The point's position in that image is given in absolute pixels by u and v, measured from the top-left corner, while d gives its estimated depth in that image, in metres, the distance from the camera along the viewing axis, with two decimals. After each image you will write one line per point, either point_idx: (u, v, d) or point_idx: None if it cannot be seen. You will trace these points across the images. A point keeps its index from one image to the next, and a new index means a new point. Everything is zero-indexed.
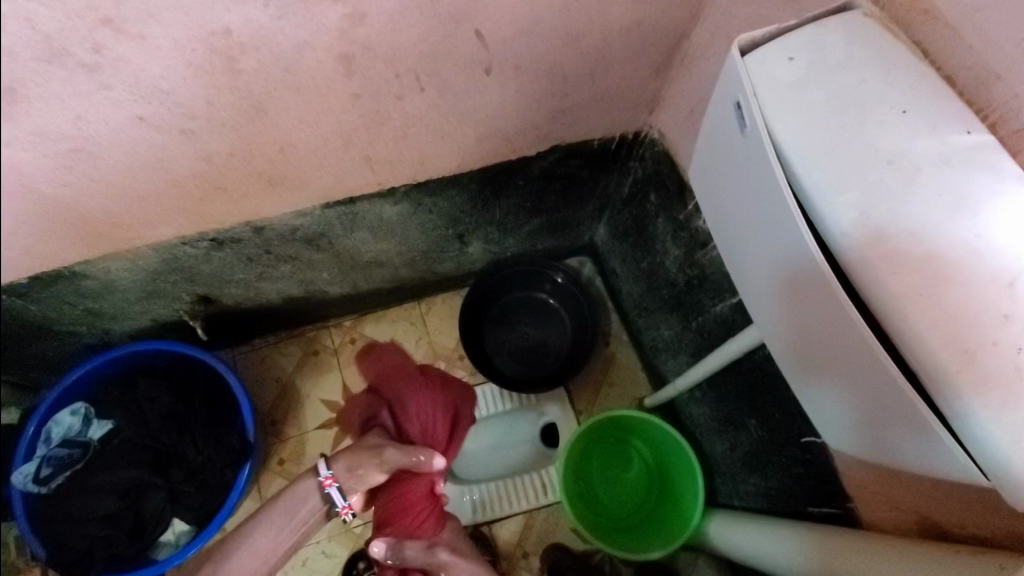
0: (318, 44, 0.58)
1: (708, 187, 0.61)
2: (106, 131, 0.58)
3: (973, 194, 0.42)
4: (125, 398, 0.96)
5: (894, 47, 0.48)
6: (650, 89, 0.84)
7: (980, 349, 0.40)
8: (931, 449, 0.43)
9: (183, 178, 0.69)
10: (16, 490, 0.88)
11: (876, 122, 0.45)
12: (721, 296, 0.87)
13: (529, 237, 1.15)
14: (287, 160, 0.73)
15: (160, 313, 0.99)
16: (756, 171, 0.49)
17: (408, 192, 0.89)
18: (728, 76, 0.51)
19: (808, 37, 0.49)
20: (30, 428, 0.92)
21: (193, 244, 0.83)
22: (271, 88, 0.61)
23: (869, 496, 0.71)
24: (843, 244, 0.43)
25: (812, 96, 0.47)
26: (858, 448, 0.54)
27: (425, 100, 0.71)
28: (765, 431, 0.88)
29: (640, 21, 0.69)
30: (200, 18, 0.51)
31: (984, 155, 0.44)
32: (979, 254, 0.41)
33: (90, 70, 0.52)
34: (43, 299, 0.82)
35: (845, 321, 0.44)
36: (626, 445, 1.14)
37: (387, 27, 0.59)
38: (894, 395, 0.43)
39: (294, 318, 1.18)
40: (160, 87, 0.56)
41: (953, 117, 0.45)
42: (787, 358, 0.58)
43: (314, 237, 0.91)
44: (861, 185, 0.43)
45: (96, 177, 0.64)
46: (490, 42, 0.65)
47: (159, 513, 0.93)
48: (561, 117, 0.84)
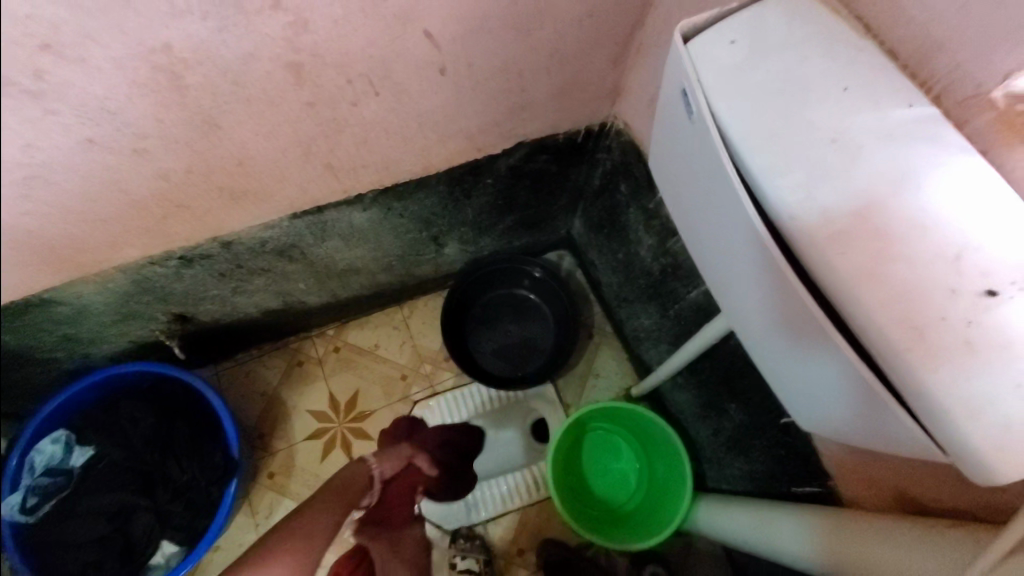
0: (264, 55, 0.57)
1: (665, 174, 0.61)
2: (57, 157, 0.57)
3: (916, 168, 0.43)
4: (108, 421, 0.95)
5: (834, 25, 0.48)
6: (610, 79, 0.83)
7: (929, 324, 0.40)
8: (890, 426, 0.43)
9: (144, 199, 0.69)
10: (4, 522, 0.87)
11: (819, 101, 0.45)
12: (696, 283, 0.88)
13: (505, 234, 1.15)
14: (248, 172, 0.72)
15: (137, 335, 0.97)
16: (706, 157, 0.49)
17: (377, 197, 0.88)
18: (672, 62, 0.50)
19: (749, 19, 0.49)
20: (14, 459, 0.91)
21: (162, 263, 0.82)
22: (221, 102, 0.60)
23: (850, 474, 0.72)
24: (792, 226, 0.43)
25: (755, 79, 0.46)
26: (828, 428, 0.54)
27: (381, 104, 0.70)
28: (747, 414, 0.89)
29: (593, 11, 0.69)
30: (139, 36, 0.50)
31: (927, 127, 0.44)
32: (923, 228, 0.41)
33: (33, 97, 0.51)
34: (14, 329, 0.80)
35: (801, 307, 0.44)
36: (614, 436, 1.15)
37: (333, 33, 0.58)
38: (853, 376, 0.43)
39: (275, 330, 1.17)
40: (106, 109, 0.55)
41: (892, 94, 0.45)
42: (754, 343, 0.58)
43: (285, 248, 0.90)
44: (805, 166, 0.44)
45: (52, 204, 0.62)
46: (441, 43, 0.65)
47: (147, 535, 0.92)
48: (524, 113, 0.83)
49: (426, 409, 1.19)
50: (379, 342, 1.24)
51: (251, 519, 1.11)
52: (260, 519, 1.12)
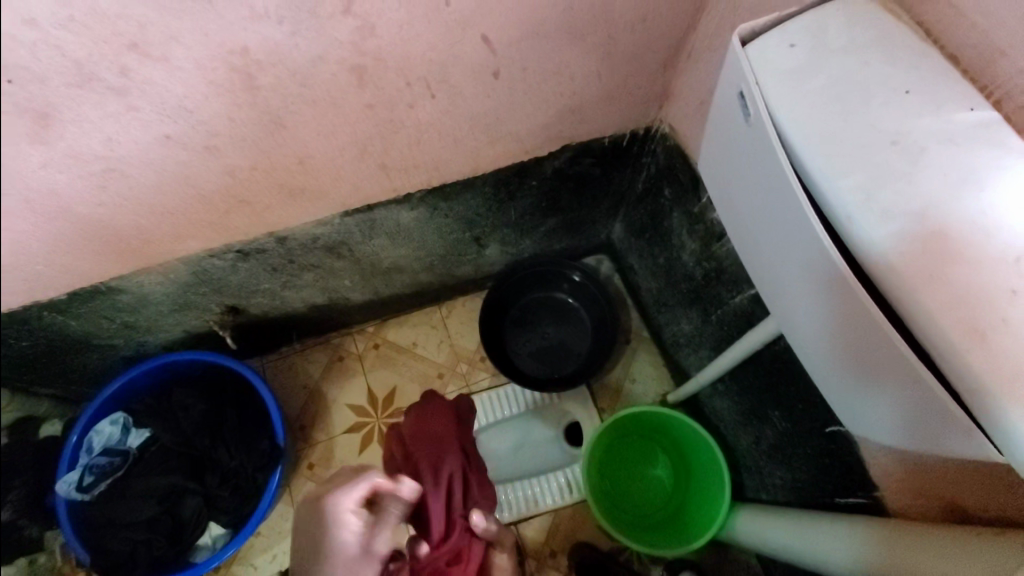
0: (331, 58, 0.60)
1: (717, 178, 0.61)
2: (136, 151, 0.61)
3: (977, 171, 0.42)
4: (159, 407, 1.01)
5: (897, 29, 0.48)
6: (659, 84, 0.84)
7: (991, 327, 0.39)
8: (950, 430, 0.43)
9: (210, 193, 0.72)
10: (61, 498, 0.90)
11: (878, 104, 0.45)
12: (739, 288, 0.88)
13: (545, 237, 1.16)
14: (307, 170, 0.75)
15: (191, 324, 1.02)
16: (762, 159, 0.49)
17: (424, 197, 0.91)
18: (730, 65, 0.51)
19: (807, 24, 0.49)
20: (74, 437, 0.94)
21: (220, 256, 0.86)
22: (288, 102, 0.64)
23: (897, 484, 0.71)
24: (852, 226, 0.43)
25: (813, 82, 0.47)
26: (879, 433, 0.54)
27: (436, 106, 0.73)
28: (790, 422, 0.88)
29: (646, 16, 0.70)
30: (219, 38, 0.53)
31: (988, 131, 0.44)
32: (984, 230, 0.41)
33: (119, 93, 0.54)
34: (82, 315, 0.85)
35: (859, 309, 0.44)
36: (649, 441, 1.15)
37: (396, 37, 0.61)
38: (910, 380, 0.43)
39: (319, 325, 1.21)
40: (184, 106, 0.59)
41: (955, 96, 0.45)
42: (805, 347, 0.58)
43: (334, 245, 0.94)
44: (865, 167, 0.44)
45: (128, 197, 0.67)
46: (497, 47, 0.67)
47: (196, 517, 0.98)
48: (572, 116, 0.85)
49: None
50: (418, 340, 1.27)
51: (291, 507, 1.15)
52: (299, 508, 1.15)
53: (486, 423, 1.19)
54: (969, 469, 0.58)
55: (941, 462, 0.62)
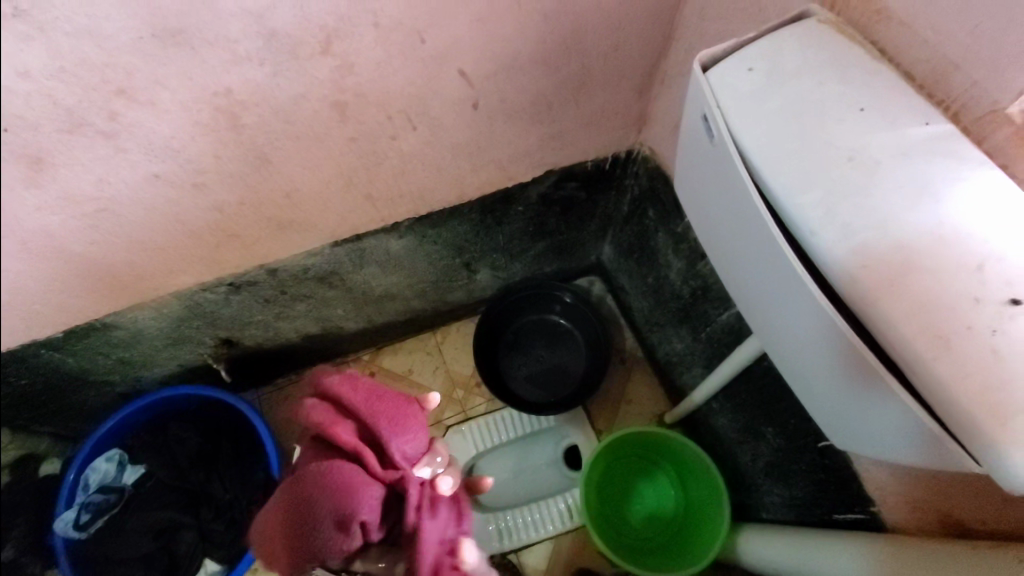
0: (313, 96, 0.62)
1: (689, 198, 0.62)
2: (126, 191, 0.63)
3: (934, 183, 0.44)
4: (156, 441, 1.01)
5: (851, 49, 0.50)
6: (636, 108, 0.86)
7: (954, 334, 0.40)
8: (927, 437, 0.43)
9: (199, 228, 0.74)
10: (60, 537, 0.91)
11: (836, 122, 0.47)
12: (726, 305, 0.88)
13: (536, 260, 1.17)
14: (293, 203, 0.77)
15: (185, 358, 1.03)
16: (729, 180, 0.51)
17: (412, 226, 0.92)
18: (693, 90, 0.52)
19: (765, 48, 0.51)
20: (72, 474, 0.94)
21: (212, 289, 0.87)
22: (273, 139, 0.66)
23: (893, 499, 0.70)
24: (815, 241, 0.44)
25: (772, 103, 0.48)
26: (865, 447, 0.54)
27: (418, 138, 0.75)
28: (785, 438, 0.87)
29: (618, 44, 0.72)
30: (202, 81, 0.56)
31: (943, 143, 0.45)
32: (944, 240, 0.42)
33: (108, 137, 0.57)
34: (77, 352, 0.86)
35: (829, 324, 0.45)
36: (647, 462, 1.13)
37: (375, 74, 0.63)
38: (887, 394, 0.43)
39: (313, 355, 1.21)
40: (171, 146, 0.61)
41: (909, 112, 0.46)
42: (786, 362, 0.58)
43: (325, 275, 0.95)
44: (825, 183, 0.45)
45: (119, 235, 0.68)
46: (474, 79, 0.69)
47: (191, 553, 0.96)
48: (553, 142, 0.87)
49: (457, 434, 1.20)
50: (413, 368, 1.27)
51: None
52: None
53: (483, 449, 1.19)
54: (960, 480, 0.58)
55: (933, 474, 0.62)
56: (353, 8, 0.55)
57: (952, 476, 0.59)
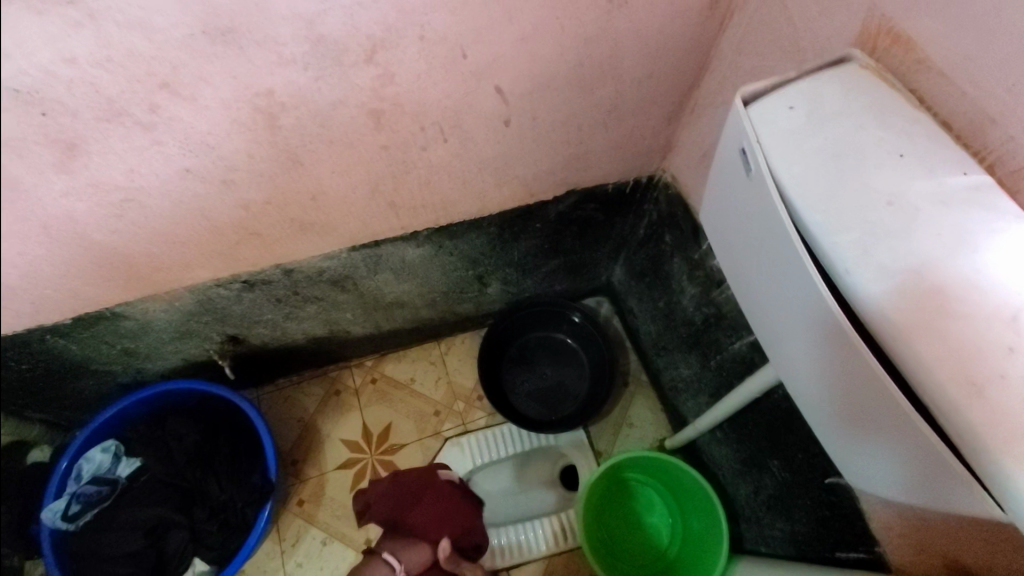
0: (351, 102, 0.63)
1: (716, 228, 0.63)
2: (156, 182, 0.63)
3: (970, 232, 0.44)
4: (153, 435, 0.99)
5: (891, 96, 0.51)
6: (662, 135, 0.88)
7: (985, 381, 0.40)
8: (951, 481, 0.43)
9: (222, 225, 0.74)
10: (46, 527, 0.90)
11: (874, 166, 0.47)
12: (738, 334, 0.89)
13: (548, 277, 1.18)
14: (319, 206, 0.77)
15: (192, 353, 1.02)
16: (763, 214, 0.51)
17: (431, 235, 0.92)
18: (732, 123, 0.53)
19: (805, 88, 0.52)
20: (64, 463, 0.94)
21: (227, 286, 0.87)
22: (307, 142, 0.66)
23: (899, 539, 0.70)
24: (850, 280, 0.45)
25: (812, 143, 0.49)
26: (880, 487, 0.54)
27: (448, 149, 0.75)
28: (790, 472, 0.87)
29: (651, 73, 0.74)
30: (246, 81, 0.56)
31: (978, 194, 0.46)
32: (978, 288, 0.43)
33: (146, 128, 0.57)
34: (84, 340, 0.86)
35: (857, 362, 0.45)
36: (646, 488, 1.13)
37: (415, 85, 0.63)
38: (915, 438, 0.43)
39: (318, 357, 1.21)
40: (207, 142, 0.61)
41: (946, 161, 0.47)
42: (805, 396, 0.58)
43: (339, 278, 0.95)
44: (861, 224, 0.46)
45: (142, 225, 0.68)
46: (509, 97, 0.70)
47: (181, 552, 0.95)
48: (577, 162, 0.87)
49: (456, 446, 1.19)
50: (415, 376, 1.26)
51: (277, 546, 1.12)
52: (286, 546, 1.12)
53: (479, 464, 1.18)
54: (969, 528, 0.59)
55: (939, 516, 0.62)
56: (401, 19, 0.55)
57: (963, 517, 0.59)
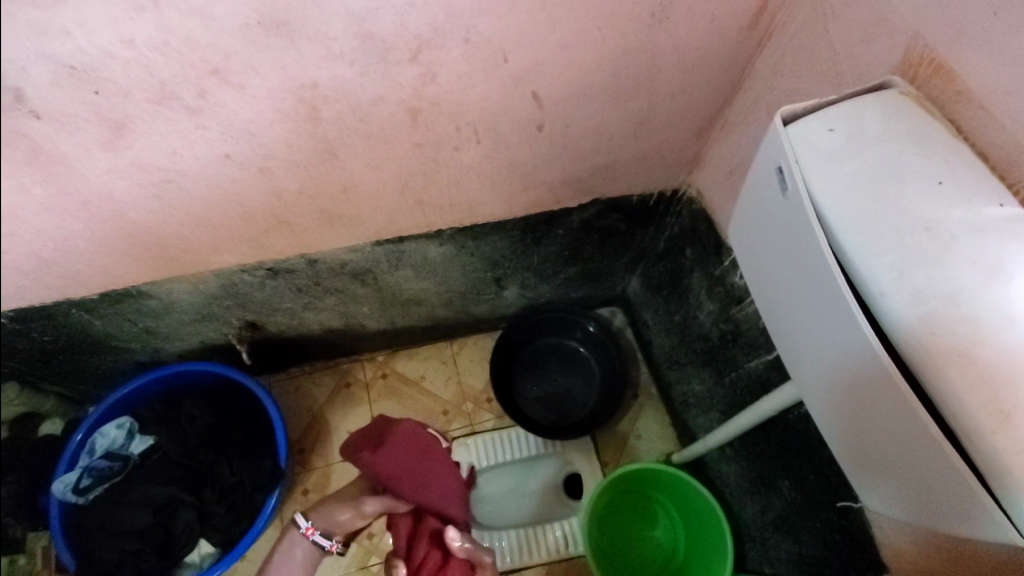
0: (391, 99, 0.64)
1: (744, 245, 0.64)
2: (196, 166, 0.65)
3: (1005, 262, 0.45)
4: (167, 415, 1.01)
5: (930, 123, 0.51)
6: (691, 149, 0.88)
7: (1015, 410, 0.40)
8: (971, 506, 0.43)
9: (254, 211, 0.75)
10: (55, 498, 0.92)
11: (912, 191, 0.48)
12: (755, 353, 0.89)
13: (564, 285, 1.18)
14: (349, 199, 0.79)
15: (210, 336, 1.04)
16: (797, 232, 0.52)
17: (454, 235, 0.93)
18: (770, 141, 0.54)
19: (845, 110, 0.52)
20: (79, 435, 0.96)
21: (252, 272, 0.88)
22: (344, 135, 0.67)
23: (910, 568, 0.70)
24: (884, 303, 0.45)
25: (850, 165, 0.50)
26: (897, 510, 0.54)
27: (480, 151, 0.76)
28: (800, 493, 0.87)
29: (685, 88, 0.75)
30: (294, 73, 0.57)
31: (1015, 225, 0.46)
32: (1013, 318, 0.43)
33: (192, 112, 0.58)
34: (108, 316, 0.87)
35: (885, 384, 0.45)
36: (649, 500, 1.13)
37: (454, 86, 0.65)
38: (941, 464, 0.44)
39: (332, 349, 1.22)
40: (249, 130, 0.62)
41: (985, 191, 0.47)
42: (826, 417, 0.58)
43: (361, 272, 0.96)
44: (897, 249, 0.46)
45: (177, 207, 0.69)
46: (544, 103, 0.71)
47: (188, 532, 0.96)
48: (605, 172, 0.88)
49: (462, 446, 1.20)
50: (426, 375, 1.27)
51: (280, 532, 1.13)
52: None
53: (484, 466, 1.19)
54: (984, 560, 0.59)
55: (956, 546, 0.62)
56: (448, 20, 0.57)
57: (976, 546, 0.59)
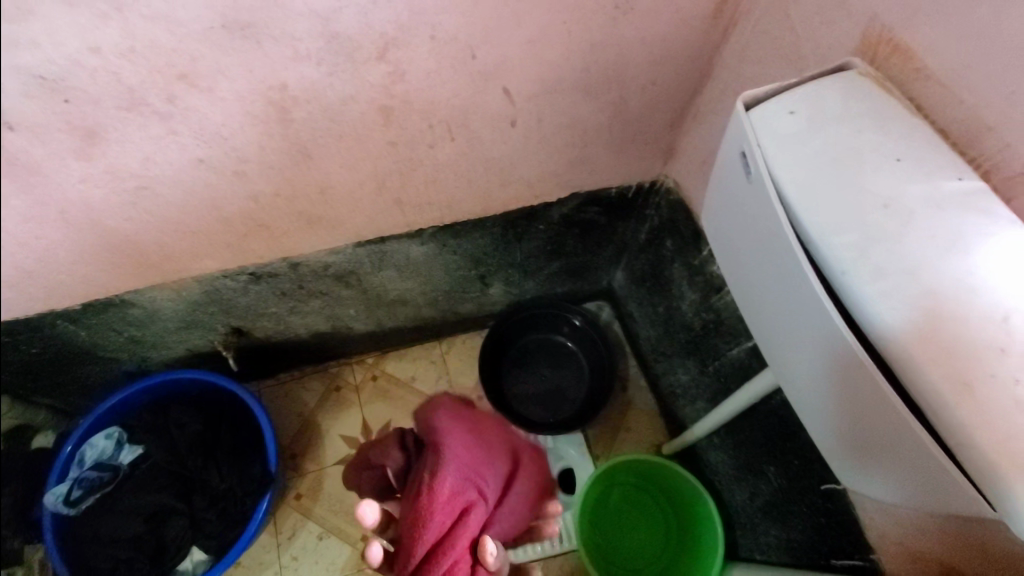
0: (362, 98, 0.64)
1: (717, 230, 0.64)
2: (171, 172, 0.65)
3: (964, 235, 0.45)
4: (156, 423, 1.01)
5: (889, 102, 0.52)
6: (665, 140, 0.89)
7: (978, 380, 0.41)
8: (938, 476, 0.44)
9: (232, 216, 0.75)
10: (48, 511, 0.90)
11: (872, 169, 0.49)
12: (737, 340, 0.90)
13: (549, 280, 1.19)
14: (327, 201, 0.79)
15: (196, 343, 1.03)
16: (762, 216, 0.52)
17: (435, 234, 0.94)
18: (734, 126, 0.55)
19: (806, 93, 0.53)
20: (69, 446, 0.96)
21: (234, 277, 0.88)
22: (317, 136, 0.67)
23: (895, 546, 0.71)
24: (847, 281, 0.46)
25: (811, 146, 0.50)
26: (874, 485, 0.55)
27: (454, 149, 0.77)
28: (786, 478, 0.88)
29: (655, 79, 0.75)
30: (262, 75, 0.58)
31: (973, 199, 0.47)
32: (973, 290, 0.43)
33: (162, 117, 0.58)
34: (93, 326, 0.87)
35: (851, 360, 0.46)
36: (646, 494, 1.12)
37: (424, 83, 0.65)
38: (906, 436, 0.44)
39: (320, 353, 1.22)
40: (221, 134, 0.62)
41: (943, 166, 0.48)
42: (801, 397, 0.59)
43: (344, 274, 0.96)
44: (858, 227, 0.47)
45: (154, 214, 0.70)
46: (516, 99, 0.71)
47: (179, 539, 0.95)
48: (581, 165, 0.89)
49: None
50: (416, 375, 1.27)
51: (274, 538, 1.13)
52: (282, 539, 1.13)
53: None
54: (965, 535, 0.60)
55: (938, 524, 0.63)
56: (413, 18, 0.57)
57: (958, 521, 0.60)
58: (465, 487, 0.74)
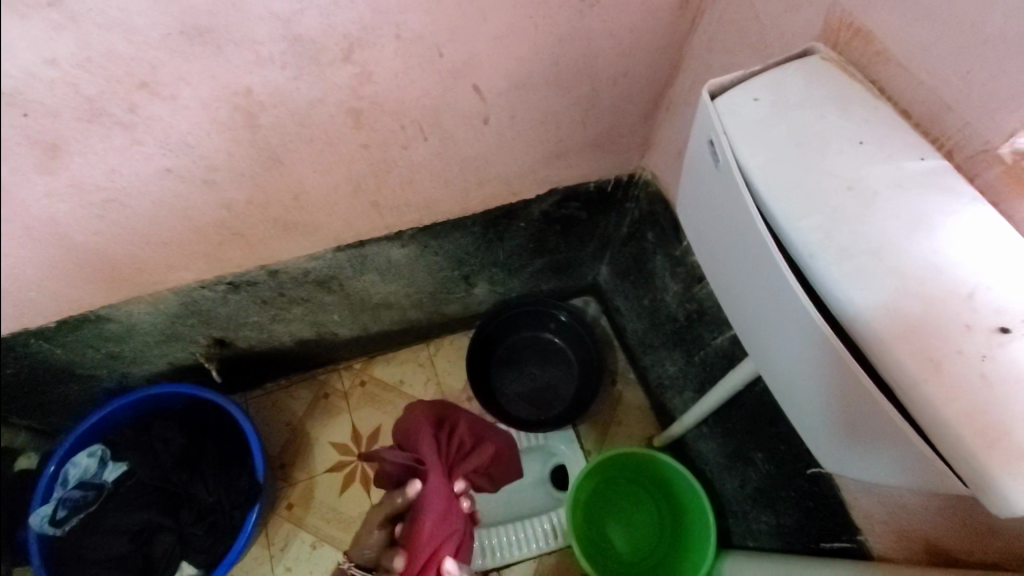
0: (330, 101, 0.64)
1: (690, 220, 0.64)
2: (139, 182, 0.64)
3: (927, 215, 0.46)
4: (139, 439, 0.99)
5: (852, 86, 0.52)
6: (640, 132, 0.89)
7: (945, 358, 0.41)
8: (913, 454, 0.44)
9: (205, 225, 0.74)
10: (32, 532, 0.90)
11: (836, 153, 0.49)
12: (720, 330, 0.90)
13: (533, 278, 1.19)
14: (302, 206, 0.78)
15: (177, 356, 1.02)
16: (732, 203, 0.53)
17: (415, 235, 0.93)
18: (701, 115, 0.55)
19: (770, 80, 0.53)
20: (51, 467, 0.94)
21: (211, 287, 0.87)
22: (287, 140, 0.67)
23: (881, 527, 0.71)
24: (815, 265, 0.46)
25: (776, 132, 0.50)
26: (855, 466, 0.55)
27: (428, 149, 0.76)
28: (774, 464, 0.88)
29: (627, 71, 0.75)
30: (225, 81, 0.57)
31: (936, 178, 0.47)
32: (938, 268, 0.44)
33: (125, 127, 0.57)
34: (69, 343, 0.85)
35: (822, 343, 0.46)
36: (637, 487, 1.13)
37: (392, 84, 0.65)
38: (878, 415, 0.44)
39: (305, 361, 1.21)
40: (187, 142, 0.61)
41: (906, 147, 0.48)
42: (780, 383, 0.59)
43: (325, 280, 0.95)
44: (824, 210, 0.47)
45: (124, 226, 0.68)
46: (487, 97, 0.71)
47: (167, 556, 0.94)
48: (558, 160, 0.89)
49: None
50: (404, 378, 1.27)
51: (266, 550, 1.12)
52: (274, 550, 1.12)
53: None
54: (949, 511, 0.60)
55: (922, 502, 0.63)
56: (375, 18, 0.57)
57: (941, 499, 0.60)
58: (444, 526, 0.75)
